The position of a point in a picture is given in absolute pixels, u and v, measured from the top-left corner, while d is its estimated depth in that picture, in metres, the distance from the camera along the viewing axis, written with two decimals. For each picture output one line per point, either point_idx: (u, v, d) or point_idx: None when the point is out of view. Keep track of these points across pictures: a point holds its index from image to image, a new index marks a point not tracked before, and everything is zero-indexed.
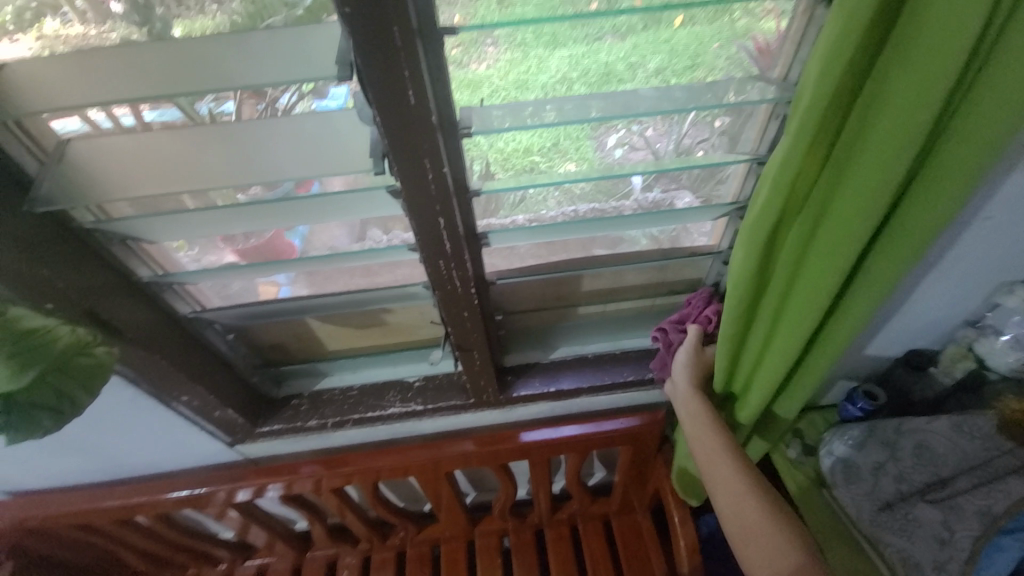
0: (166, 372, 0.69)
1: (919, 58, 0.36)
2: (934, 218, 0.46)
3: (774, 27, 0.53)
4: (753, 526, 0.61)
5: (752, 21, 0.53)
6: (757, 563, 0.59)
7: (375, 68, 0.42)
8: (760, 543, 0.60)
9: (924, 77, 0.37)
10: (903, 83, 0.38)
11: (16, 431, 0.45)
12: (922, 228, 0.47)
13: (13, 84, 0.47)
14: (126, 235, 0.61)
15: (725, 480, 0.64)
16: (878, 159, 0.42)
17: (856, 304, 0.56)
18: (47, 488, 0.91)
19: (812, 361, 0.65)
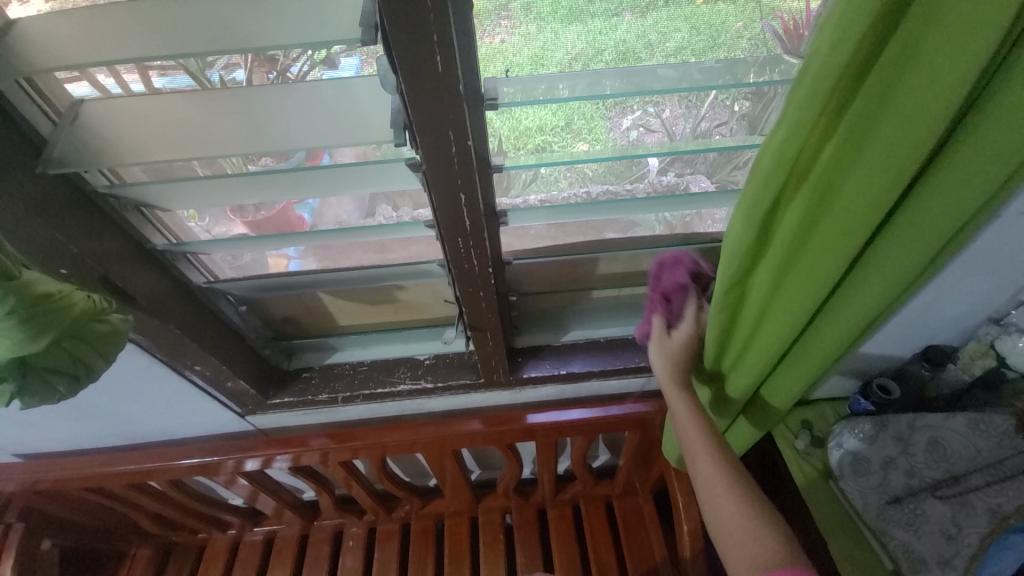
0: (181, 341, 0.69)
1: (949, 30, 0.34)
2: (952, 203, 0.44)
3: (804, 5, 0.51)
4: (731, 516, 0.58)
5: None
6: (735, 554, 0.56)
7: (402, 30, 0.40)
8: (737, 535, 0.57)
9: (958, 47, 0.34)
10: (935, 52, 0.35)
11: (31, 396, 0.46)
12: (935, 215, 0.46)
13: (24, 39, 0.45)
14: (140, 201, 0.60)
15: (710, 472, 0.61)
16: (896, 135, 0.40)
17: (857, 291, 0.55)
18: (61, 451, 0.92)
19: (807, 350, 0.64)
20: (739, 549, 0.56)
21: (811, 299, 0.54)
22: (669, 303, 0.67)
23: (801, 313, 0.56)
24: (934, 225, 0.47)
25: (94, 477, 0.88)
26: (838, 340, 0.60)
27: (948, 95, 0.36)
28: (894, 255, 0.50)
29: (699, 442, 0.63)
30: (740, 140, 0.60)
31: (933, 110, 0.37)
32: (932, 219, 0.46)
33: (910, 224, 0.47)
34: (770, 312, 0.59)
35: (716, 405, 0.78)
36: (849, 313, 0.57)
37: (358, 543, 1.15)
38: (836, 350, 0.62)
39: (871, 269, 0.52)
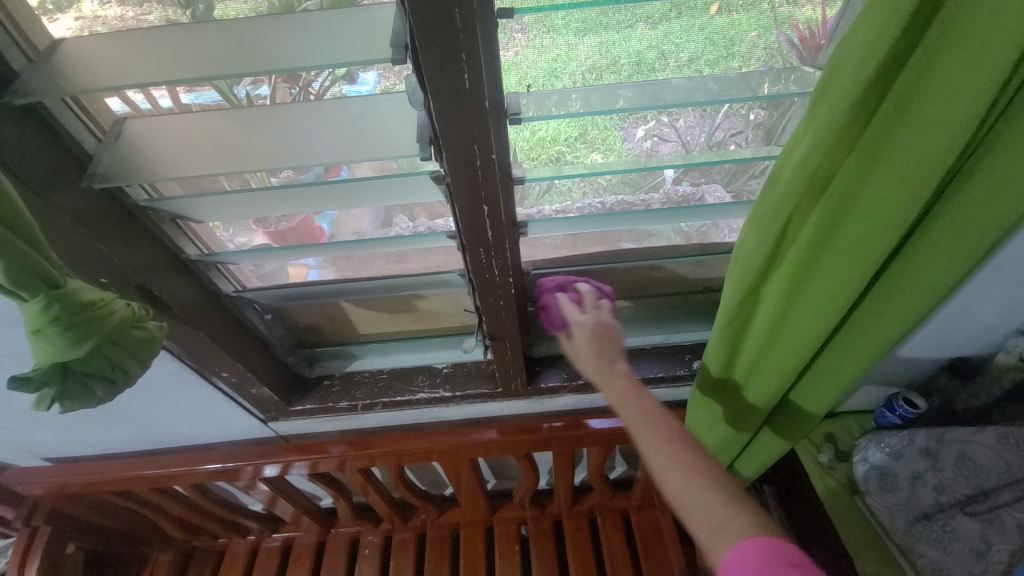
0: (209, 348, 0.71)
1: (975, 41, 0.34)
2: (982, 217, 0.45)
3: (820, 14, 0.51)
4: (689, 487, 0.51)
5: (793, 9, 0.50)
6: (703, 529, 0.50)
7: (433, 51, 0.42)
8: (698, 507, 0.51)
9: (978, 63, 0.34)
10: (955, 68, 0.35)
11: (71, 400, 0.47)
12: (967, 221, 0.45)
13: (70, 60, 0.48)
14: (176, 213, 0.62)
15: (660, 444, 0.54)
16: (919, 150, 0.40)
17: (887, 297, 0.54)
18: (86, 456, 0.94)
19: (837, 357, 0.63)
20: (703, 524, 0.50)
21: (831, 311, 0.54)
22: (552, 319, 0.67)
23: (821, 323, 0.56)
24: (964, 238, 0.47)
25: (121, 481, 0.90)
26: (865, 350, 0.60)
27: (970, 111, 0.37)
28: (921, 267, 0.50)
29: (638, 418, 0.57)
30: (754, 149, 0.61)
31: (956, 125, 0.37)
32: (962, 231, 0.46)
33: (944, 230, 0.47)
34: (788, 321, 0.59)
35: (738, 418, 0.77)
36: (876, 325, 0.57)
37: (374, 551, 1.15)
38: (862, 361, 0.62)
39: (898, 279, 0.53)
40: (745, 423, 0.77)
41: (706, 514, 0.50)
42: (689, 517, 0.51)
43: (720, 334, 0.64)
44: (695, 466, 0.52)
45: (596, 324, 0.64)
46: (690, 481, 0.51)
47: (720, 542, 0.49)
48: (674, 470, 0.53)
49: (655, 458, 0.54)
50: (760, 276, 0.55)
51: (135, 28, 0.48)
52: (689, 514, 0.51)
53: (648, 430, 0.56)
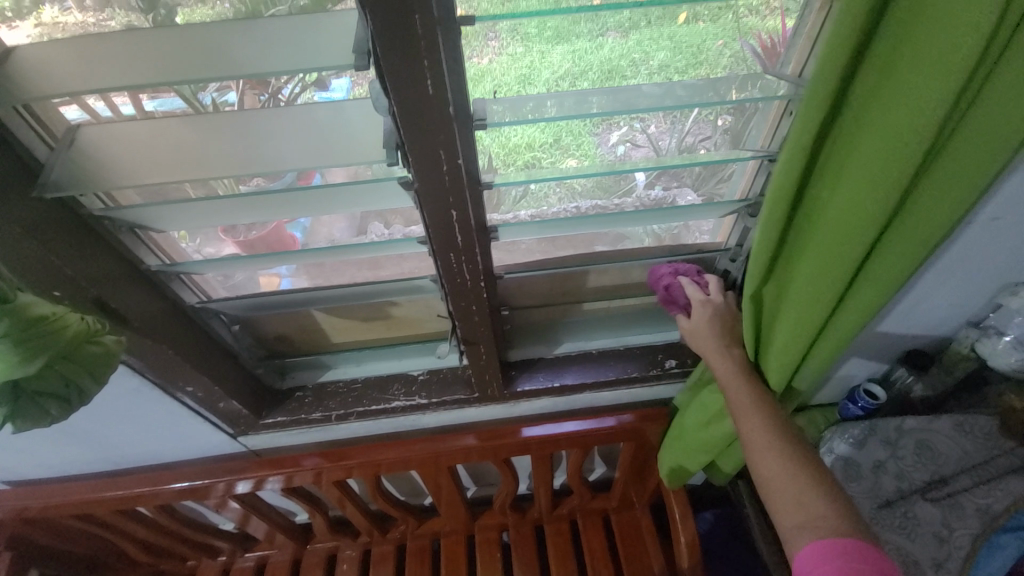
0: (174, 362, 0.69)
1: (937, 52, 0.36)
2: (943, 214, 0.47)
3: (779, 24, 0.53)
4: (779, 475, 0.56)
5: (758, 19, 0.53)
6: (788, 515, 0.55)
7: (393, 55, 0.42)
8: (786, 494, 0.55)
9: (935, 66, 0.36)
10: (914, 68, 0.37)
11: (24, 419, 0.46)
12: (930, 220, 0.48)
13: (20, 67, 0.46)
14: (133, 224, 0.60)
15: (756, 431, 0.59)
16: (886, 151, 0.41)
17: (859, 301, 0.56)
18: (47, 479, 0.90)
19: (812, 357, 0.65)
20: (792, 515, 0.54)
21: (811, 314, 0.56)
22: (672, 298, 0.73)
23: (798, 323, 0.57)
24: (927, 231, 0.49)
25: (83, 503, 0.86)
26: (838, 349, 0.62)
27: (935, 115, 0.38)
28: (890, 264, 0.52)
29: (748, 406, 0.61)
30: (723, 154, 0.63)
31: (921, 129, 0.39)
32: (925, 225, 0.49)
33: (910, 231, 0.49)
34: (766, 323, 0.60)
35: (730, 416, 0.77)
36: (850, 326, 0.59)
37: (352, 566, 1.13)
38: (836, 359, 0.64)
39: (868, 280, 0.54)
40: None
41: (799, 509, 0.54)
42: (777, 504, 0.56)
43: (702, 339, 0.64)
44: (795, 466, 0.56)
45: (718, 308, 0.69)
46: (787, 473, 0.56)
47: (803, 532, 0.53)
48: (776, 461, 0.57)
49: (751, 443, 0.59)
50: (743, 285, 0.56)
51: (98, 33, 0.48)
52: (778, 502, 0.56)
53: (754, 419, 0.60)
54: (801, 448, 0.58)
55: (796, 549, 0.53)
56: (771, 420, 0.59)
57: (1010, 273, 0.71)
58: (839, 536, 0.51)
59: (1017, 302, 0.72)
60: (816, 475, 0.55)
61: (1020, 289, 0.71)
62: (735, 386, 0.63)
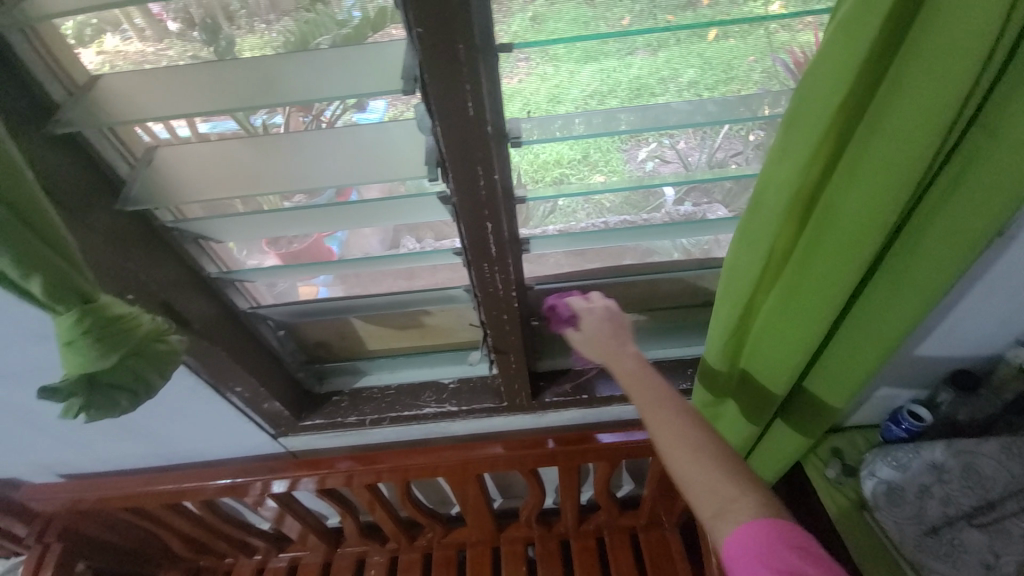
0: (225, 365, 0.74)
1: (934, 64, 0.37)
2: (959, 223, 0.48)
3: (813, 37, 0.54)
4: (694, 467, 0.53)
5: (790, 35, 0.54)
6: (707, 506, 0.52)
7: (439, 81, 0.45)
8: (702, 486, 0.53)
9: (937, 86, 0.38)
10: (921, 82, 0.38)
11: (96, 410, 0.49)
12: (946, 227, 0.49)
13: (106, 93, 0.52)
14: (199, 235, 0.66)
15: (666, 425, 0.56)
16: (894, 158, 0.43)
17: (878, 303, 0.57)
18: (101, 472, 0.96)
19: (833, 360, 0.66)
20: (708, 505, 0.52)
21: (824, 317, 0.57)
22: (559, 316, 0.70)
23: (817, 327, 0.58)
24: (943, 242, 0.50)
25: (133, 496, 0.92)
26: (872, 354, 0.62)
27: (933, 126, 0.40)
28: (908, 268, 0.53)
29: (647, 399, 0.58)
30: (754, 169, 0.63)
31: (920, 138, 0.41)
32: (943, 232, 0.49)
33: (927, 237, 0.50)
34: (783, 328, 0.61)
35: (752, 414, 0.76)
36: (871, 331, 0.60)
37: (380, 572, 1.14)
38: (867, 366, 0.64)
39: (890, 281, 0.55)
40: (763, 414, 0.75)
41: (711, 498, 0.52)
42: (694, 498, 0.53)
43: (722, 341, 0.65)
44: (709, 453, 0.54)
45: (606, 309, 0.66)
46: (698, 464, 0.53)
47: (724, 519, 0.51)
48: (685, 453, 0.54)
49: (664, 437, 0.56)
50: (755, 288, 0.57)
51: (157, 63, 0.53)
52: (694, 496, 0.53)
53: (660, 411, 0.57)
54: (711, 432, 0.56)
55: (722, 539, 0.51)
56: (677, 407, 0.57)
57: None
58: (750, 519, 0.50)
59: None
60: (729, 460, 0.53)
61: None
62: (632, 381, 0.60)
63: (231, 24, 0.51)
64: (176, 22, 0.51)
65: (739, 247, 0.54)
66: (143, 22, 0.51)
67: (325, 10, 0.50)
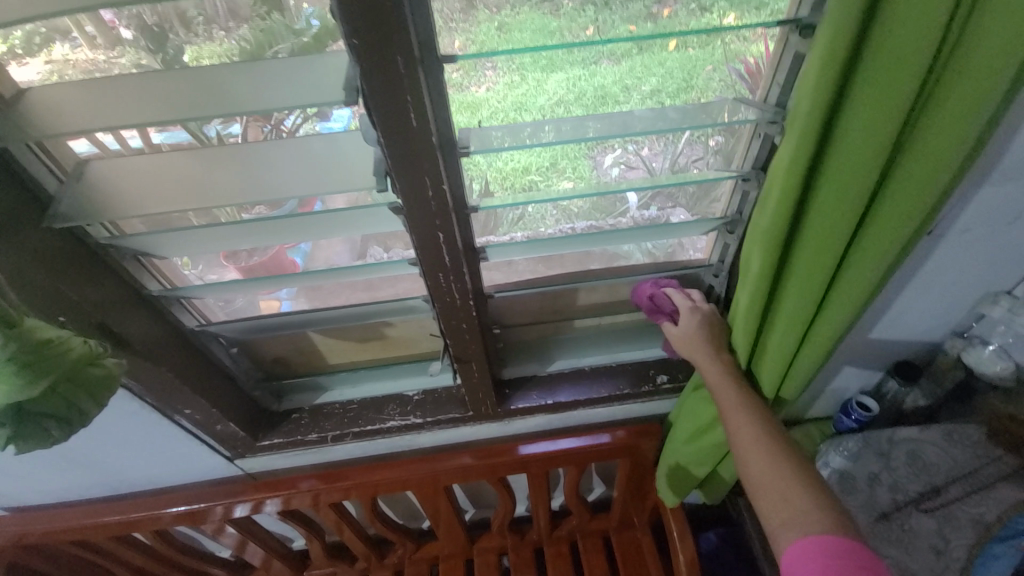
0: (174, 385, 0.71)
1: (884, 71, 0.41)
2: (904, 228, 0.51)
3: (762, 49, 0.56)
4: (771, 473, 0.58)
5: (744, 45, 0.56)
6: (776, 511, 0.57)
7: (377, 90, 0.45)
8: (776, 491, 0.57)
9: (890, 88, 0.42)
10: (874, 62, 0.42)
11: (25, 440, 0.47)
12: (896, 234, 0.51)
13: (39, 107, 0.50)
14: (137, 251, 0.63)
15: (748, 429, 0.62)
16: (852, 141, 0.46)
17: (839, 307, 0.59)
18: (46, 506, 0.91)
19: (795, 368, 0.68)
20: (779, 509, 0.57)
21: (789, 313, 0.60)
22: (659, 307, 0.74)
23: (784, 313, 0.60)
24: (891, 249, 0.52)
25: (80, 529, 0.87)
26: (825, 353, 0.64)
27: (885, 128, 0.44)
28: (860, 274, 0.55)
29: (734, 405, 0.64)
30: (715, 172, 0.66)
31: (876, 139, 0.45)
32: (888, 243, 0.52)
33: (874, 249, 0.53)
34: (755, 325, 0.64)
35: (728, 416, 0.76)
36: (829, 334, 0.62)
37: None
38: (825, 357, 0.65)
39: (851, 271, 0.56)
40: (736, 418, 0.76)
41: (785, 504, 0.56)
42: (764, 500, 0.58)
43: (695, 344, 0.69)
44: (786, 463, 0.59)
45: (708, 315, 0.72)
46: (776, 471, 0.58)
47: (791, 525, 0.55)
48: (765, 459, 0.59)
49: (744, 441, 0.62)
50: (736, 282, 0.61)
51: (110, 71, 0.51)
52: (767, 499, 0.58)
53: (744, 418, 0.63)
54: (792, 447, 0.61)
55: (784, 544, 0.55)
56: (762, 417, 0.63)
57: (988, 283, 0.73)
58: (820, 533, 0.53)
59: (999, 311, 0.74)
60: (802, 473, 0.58)
61: (1001, 298, 0.74)
62: (722, 389, 0.66)
63: (189, 32, 0.50)
64: (129, 29, 0.50)
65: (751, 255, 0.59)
66: (94, 29, 0.50)
67: (281, 19, 0.50)
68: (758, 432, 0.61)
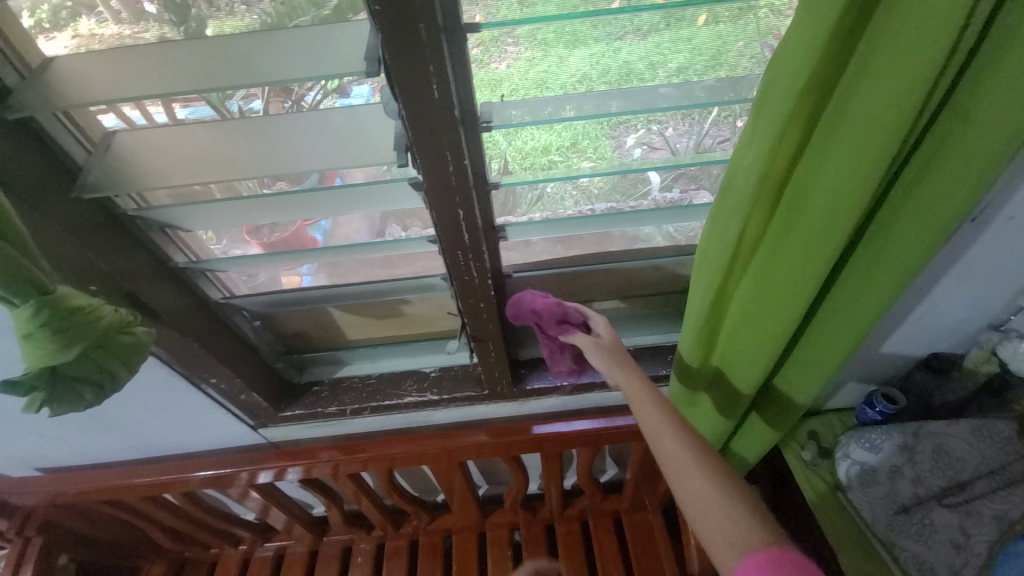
0: (199, 356, 0.73)
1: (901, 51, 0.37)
2: (931, 213, 0.48)
3: None
4: (706, 493, 0.56)
5: (780, 20, 0.53)
6: (715, 532, 0.54)
7: (402, 63, 0.44)
8: (713, 512, 0.55)
9: (906, 69, 0.37)
10: (890, 59, 0.37)
11: (60, 403, 0.48)
12: (920, 217, 0.49)
13: (61, 77, 0.50)
14: (163, 222, 0.65)
15: (675, 449, 0.59)
16: (856, 150, 0.42)
17: (854, 292, 0.57)
18: (80, 467, 0.95)
19: (804, 351, 0.67)
20: (720, 533, 0.54)
21: (789, 314, 0.58)
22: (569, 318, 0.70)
23: (785, 320, 0.58)
24: (917, 233, 0.50)
25: (112, 489, 0.91)
26: (846, 343, 0.62)
27: (898, 114, 0.39)
28: (881, 256, 0.53)
29: (661, 424, 0.61)
30: None
31: (891, 126, 0.40)
32: (913, 226, 0.50)
33: (899, 232, 0.51)
34: (756, 317, 0.61)
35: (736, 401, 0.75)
36: (841, 321, 0.60)
37: (366, 559, 1.15)
38: (840, 355, 0.64)
39: (862, 266, 0.55)
40: (736, 406, 0.76)
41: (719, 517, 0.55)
42: (702, 524, 0.55)
43: (693, 335, 0.67)
44: (719, 479, 0.56)
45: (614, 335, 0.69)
46: (711, 490, 0.56)
47: (734, 549, 0.52)
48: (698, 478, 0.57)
49: (674, 462, 0.59)
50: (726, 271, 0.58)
51: (133, 45, 0.51)
52: (706, 522, 0.55)
53: (670, 436, 0.60)
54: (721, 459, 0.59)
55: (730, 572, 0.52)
56: (688, 434, 0.60)
57: None
58: (753, 549, 0.51)
59: None
60: (735, 488, 0.56)
61: None
62: (646, 409, 0.62)
63: (210, 6, 0.49)
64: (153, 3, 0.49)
65: (709, 238, 0.56)
66: (118, 4, 0.49)
67: None
68: (688, 451, 0.59)
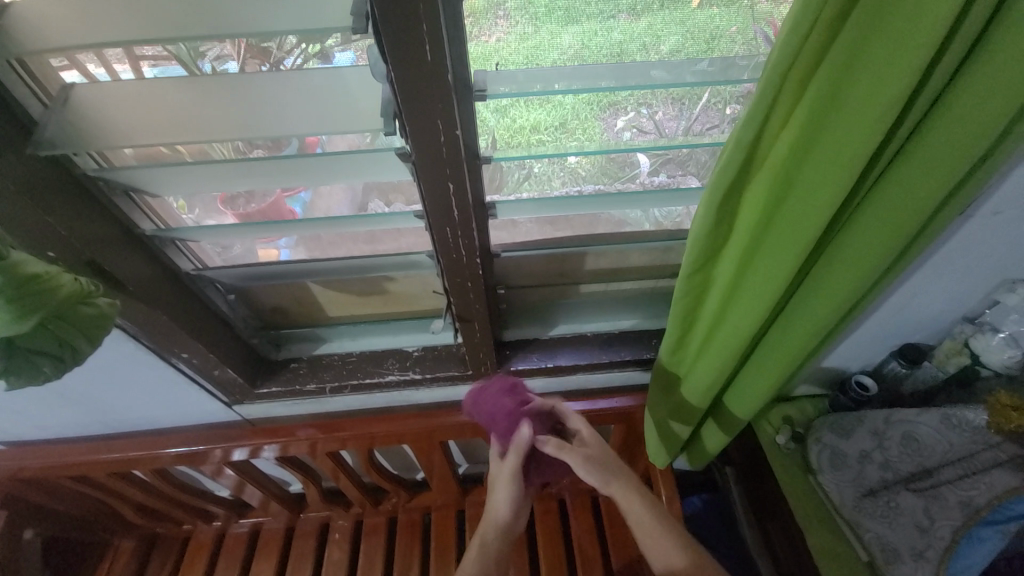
0: (169, 328, 0.70)
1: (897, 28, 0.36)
2: (912, 203, 0.48)
3: None
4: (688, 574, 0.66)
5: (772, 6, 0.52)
6: None
7: (394, 26, 0.41)
8: None
9: (902, 48, 0.36)
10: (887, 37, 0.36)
11: (16, 376, 0.45)
12: (901, 207, 0.48)
13: (14, 24, 0.45)
14: (128, 184, 0.60)
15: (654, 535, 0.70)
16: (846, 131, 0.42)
17: (829, 283, 0.57)
18: (44, 441, 0.91)
19: (773, 339, 0.67)
20: None
21: (766, 299, 0.57)
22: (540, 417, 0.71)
23: (761, 310, 0.58)
24: (896, 224, 0.50)
25: (78, 465, 0.87)
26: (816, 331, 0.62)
27: (889, 96, 0.39)
28: (857, 248, 0.53)
29: (644, 512, 0.71)
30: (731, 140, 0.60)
31: (881, 107, 0.39)
32: (893, 217, 0.50)
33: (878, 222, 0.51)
34: (735, 301, 0.60)
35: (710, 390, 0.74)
36: (815, 311, 0.60)
37: (343, 535, 1.15)
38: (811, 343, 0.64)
39: (839, 256, 0.55)
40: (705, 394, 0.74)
41: None
42: None
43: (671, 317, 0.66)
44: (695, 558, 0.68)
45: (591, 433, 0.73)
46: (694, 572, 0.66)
47: None
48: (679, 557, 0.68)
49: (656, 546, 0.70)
50: (706, 255, 0.57)
51: None
52: None
53: (653, 525, 0.70)
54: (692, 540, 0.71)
55: None
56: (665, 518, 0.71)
57: (1007, 272, 0.71)
58: None
59: (1013, 299, 0.73)
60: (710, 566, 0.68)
61: (1017, 286, 0.72)
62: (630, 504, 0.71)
63: None
64: None
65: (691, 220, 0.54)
66: None
67: None
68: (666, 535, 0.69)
